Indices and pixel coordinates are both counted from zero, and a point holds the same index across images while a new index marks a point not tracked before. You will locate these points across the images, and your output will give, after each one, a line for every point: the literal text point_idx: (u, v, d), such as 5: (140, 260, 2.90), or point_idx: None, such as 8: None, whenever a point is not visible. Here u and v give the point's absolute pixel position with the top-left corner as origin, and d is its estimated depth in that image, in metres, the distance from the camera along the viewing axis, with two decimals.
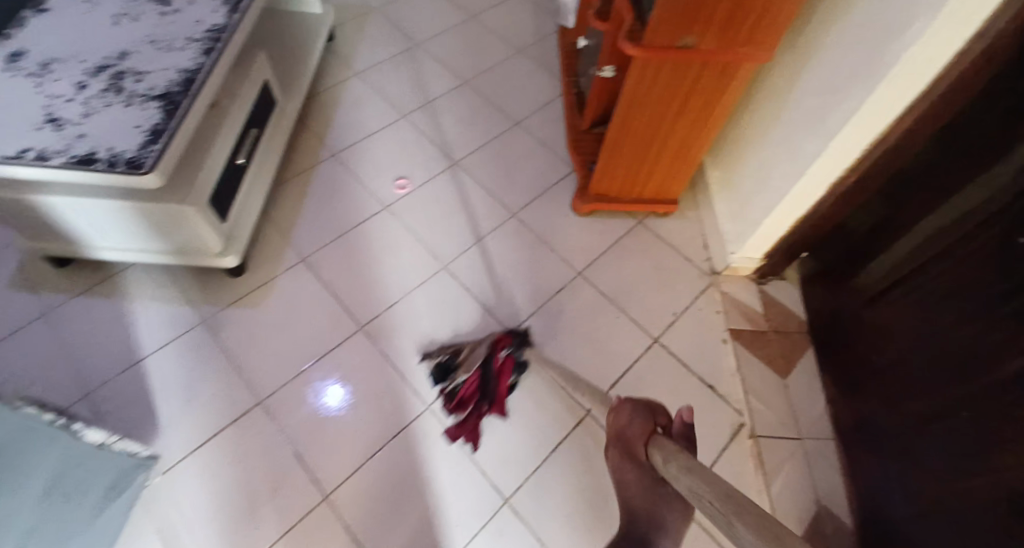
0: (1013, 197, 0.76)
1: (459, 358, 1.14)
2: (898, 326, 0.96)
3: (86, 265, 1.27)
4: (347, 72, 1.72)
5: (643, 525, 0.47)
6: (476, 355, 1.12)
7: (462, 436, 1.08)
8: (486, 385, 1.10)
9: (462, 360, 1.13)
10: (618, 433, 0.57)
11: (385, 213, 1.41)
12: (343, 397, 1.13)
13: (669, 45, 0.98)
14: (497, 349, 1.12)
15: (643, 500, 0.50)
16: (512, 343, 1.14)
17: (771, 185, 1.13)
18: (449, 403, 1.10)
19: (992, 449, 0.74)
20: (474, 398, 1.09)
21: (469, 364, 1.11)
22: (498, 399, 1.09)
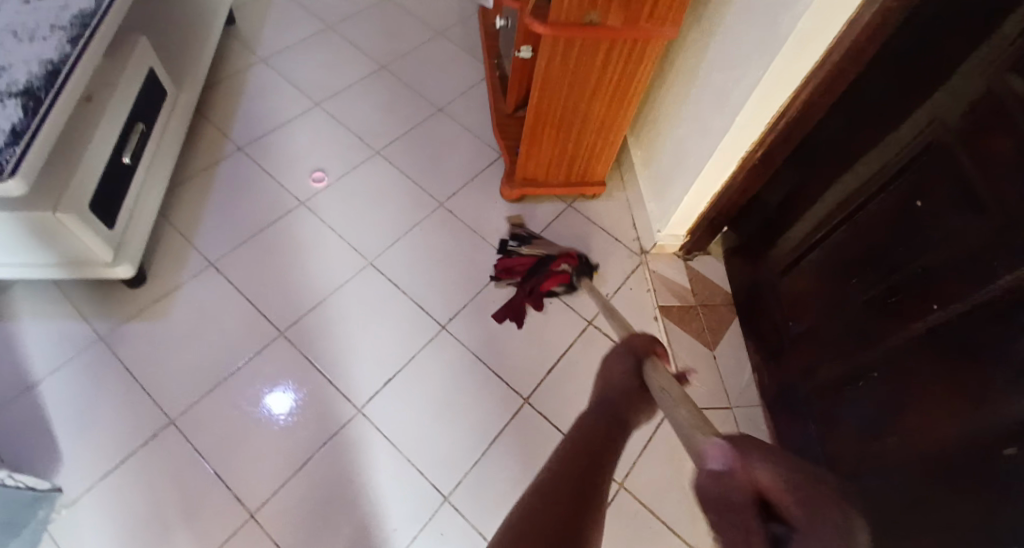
0: (908, 165, 0.81)
1: (529, 245, 1.29)
2: (811, 293, 1.00)
3: None
4: (252, 58, 1.59)
5: (613, 407, 0.52)
6: (546, 252, 1.28)
7: (504, 308, 1.22)
8: (537, 277, 1.24)
9: (538, 246, 1.29)
10: (628, 344, 0.59)
11: (303, 209, 1.32)
12: (293, 403, 1.07)
13: (577, 22, 0.96)
14: (564, 259, 1.26)
15: (620, 394, 0.54)
16: (577, 261, 1.28)
17: (688, 162, 1.15)
18: (503, 272, 1.26)
19: (903, 404, 0.78)
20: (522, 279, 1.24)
21: (538, 250, 1.28)
22: (539, 291, 1.23)
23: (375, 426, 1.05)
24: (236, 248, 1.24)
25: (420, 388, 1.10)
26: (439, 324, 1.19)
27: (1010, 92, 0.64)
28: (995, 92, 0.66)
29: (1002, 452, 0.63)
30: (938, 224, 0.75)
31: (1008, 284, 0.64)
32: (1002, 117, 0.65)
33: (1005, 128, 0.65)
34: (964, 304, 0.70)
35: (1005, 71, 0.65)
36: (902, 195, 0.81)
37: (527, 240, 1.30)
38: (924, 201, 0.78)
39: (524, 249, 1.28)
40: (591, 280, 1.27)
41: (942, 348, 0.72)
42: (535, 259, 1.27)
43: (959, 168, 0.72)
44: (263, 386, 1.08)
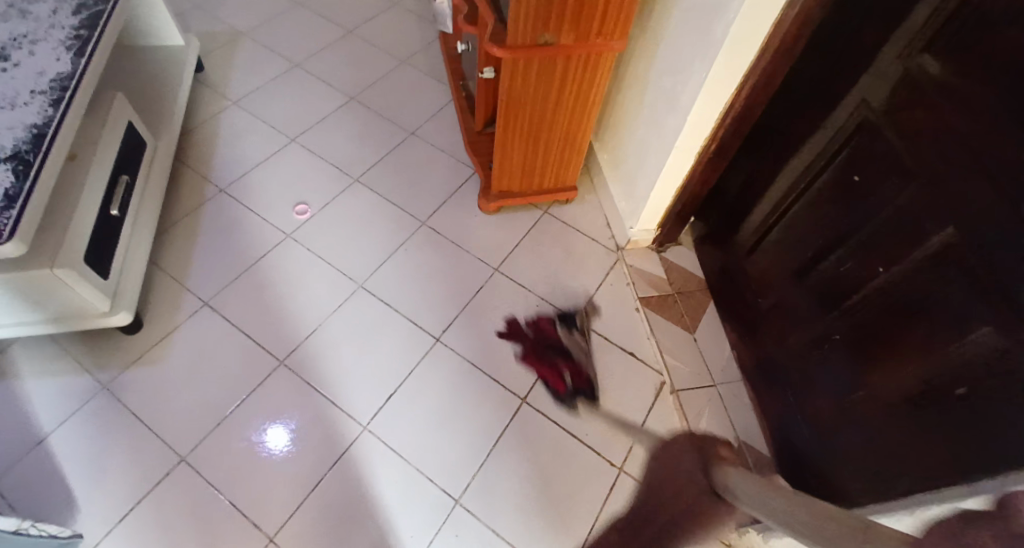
0: (843, 144, 0.89)
1: (576, 335, 1.25)
2: (775, 269, 1.08)
3: None
4: (225, 102, 1.64)
5: None
6: (578, 352, 1.23)
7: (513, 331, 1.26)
8: (548, 359, 1.22)
9: (580, 342, 1.25)
10: None
11: (289, 241, 1.37)
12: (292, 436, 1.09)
13: (532, 44, 1.04)
14: (575, 371, 1.20)
15: None
16: (576, 387, 1.18)
17: (649, 161, 1.22)
18: (539, 318, 1.28)
19: (866, 361, 0.85)
20: (545, 346, 1.23)
21: (573, 343, 1.24)
22: (530, 352, 1.23)
23: (382, 442, 1.09)
24: (227, 286, 1.28)
25: (421, 400, 1.15)
26: (433, 337, 1.24)
27: (925, 73, 0.72)
28: (913, 72, 0.74)
29: (954, 392, 0.70)
30: (876, 194, 0.82)
31: (940, 241, 0.72)
32: (921, 95, 0.73)
33: (923, 105, 0.73)
34: (905, 264, 0.77)
35: (920, 52, 0.73)
36: (843, 171, 0.89)
37: (582, 330, 1.26)
38: (861, 175, 0.85)
39: (568, 333, 1.26)
40: (560, 404, 1.16)
41: (893, 305, 0.80)
42: (566, 348, 1.23)
43: (887, 143, 0.80)
44: (270, 416, 1.11)
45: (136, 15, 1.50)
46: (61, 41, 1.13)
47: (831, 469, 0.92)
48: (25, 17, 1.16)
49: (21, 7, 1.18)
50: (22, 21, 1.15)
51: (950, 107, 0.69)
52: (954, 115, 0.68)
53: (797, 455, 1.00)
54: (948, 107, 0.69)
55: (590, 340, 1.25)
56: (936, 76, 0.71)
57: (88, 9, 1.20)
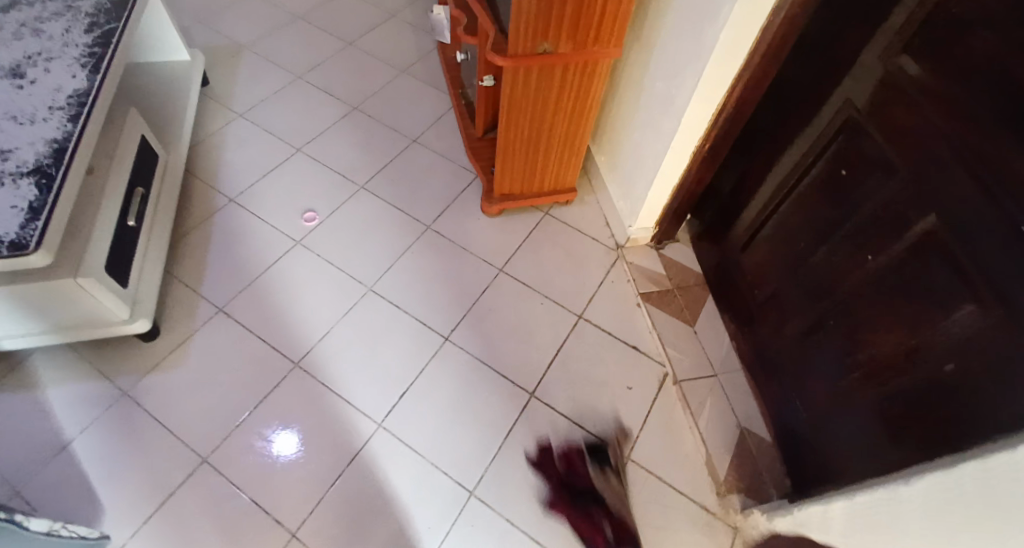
0: (829, 140, 0.94)
1: (611, 479, 1.09)
2: (769, 261, 1.13)
3: None
4: (230, 114, 1.68)
5: None
6: (610, 497, 1.07)
7: (539, 463, 1.11)
8: (580, 508, 1.06)
9: (613, 484, 1.09)
10: None
11: (298, 248, 1.40)
12: (298, 444, 1.11)
13: (532, 53, 1.09)
14: (612, 525, 1.04)
15: None
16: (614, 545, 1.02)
17: (646, 162, 1.27)
18: (568, 451, 1.13)
19: (858, 344, 0.90)
20: (576, 490, 1.08)
21: (608, 488, 1.08)
22: (559, 497, 1.07)
23: (397, 438, 1.13)
24: (240, 293, 1.31)
25: (433, 398, 1.18)
26: (442, 337, 1.28)
27: (904, 73, 0.78)
28: (893, 72, 0.79)
29: (943, 369, 0.74)
30: (863, 186, 0.87)
31: (923, 228, 0.77)
32: (902, 93, 0.78)
33: (904, 102, 0.78)
34: (892, 252, 0.82)
35: (900, 53, 0.78)
36: (831, 166, 0.94)
37: (616, 467, 1.11)
38: (848, 169, 0.91)
39: (600, 474, 1.09)
40: None
41: (882, 290, 0.84)
42: (597, 494, 1.08)
43: (872, 138, 0.85)
44: (283, 420, 1.14)
45: (144, 32, 1.54)
46: (76, 59, 1.16)
47: (827, 450, 0.97)
48: (40, 36, 1.20)
49: (35, 26, 1.21)
50: (37, 39, 1.19)
51: (928, 104, 0.74)
52: (933, 111, 0.74)
53: (796, 438, 1.04)
54: (926, 104, 0.74)
55: (625, 484, 1.09)
56: (915, 76, 0.76)
57: (101, 27, 1.24)
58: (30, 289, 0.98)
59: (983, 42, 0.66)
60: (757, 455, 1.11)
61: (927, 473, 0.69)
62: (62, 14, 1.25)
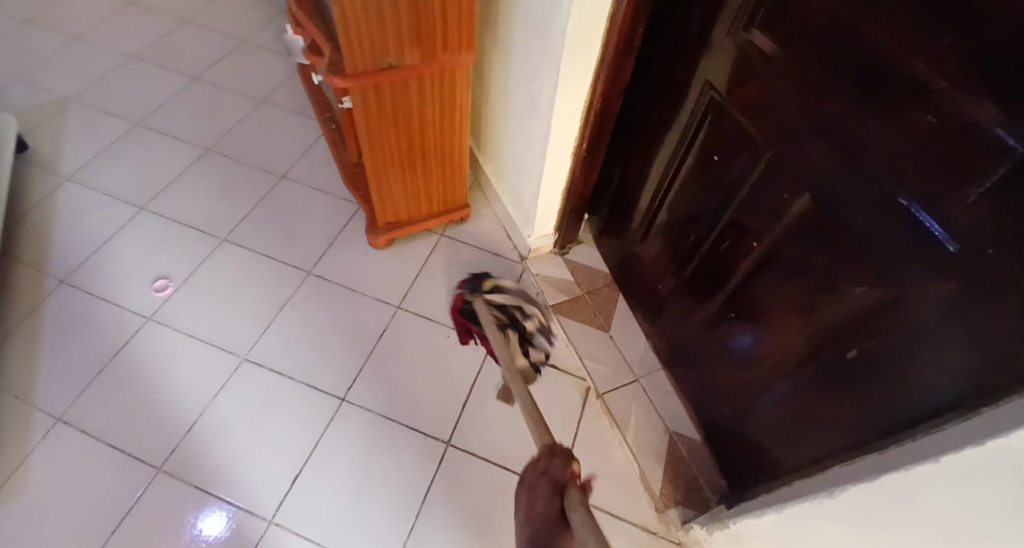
0: (696, 126, 0.89)
1: None
2: (667, 255, 1.07)
3: None
4: (55, 179, 1.43)
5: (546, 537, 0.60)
6: None
7: None
8: None
9: None
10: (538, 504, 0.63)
11: (152, 324, 1.20)
12: (227, 519, 0.97)
13: (374, 70, 0.96)
14: None
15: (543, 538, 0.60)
16: None
17: (529, 169, 1.18)
18: None
19: (761, 337, 0.85)
20: None
21: None
22: None
23: (295, 531, 0.97)
24: (83, 392, 1.10)
25: (334, 473, 1.03)
26: (339, 397, 1.13)
27: (754, 47, 0.73)
28: (744, 47, 0.74)
29: (847, 356, 0.69)
30: (736, 171, 0.83)
31: (799, 209, 0.72)
32: (755, 70, 0.74)
33: (759, 77, 0.74)
34: (774, 235, 0.77)
35: (745, 28, 0.74)
36: (704, 151, 0.89)
37: None
38: (718, 154, 0.86)
39: None
40: None
41: (774, 276, 0.80)
42: None
43: (736, 120, 0.80)
44: (209, 491, 1.00)
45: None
46: None
47: (750, 448, 0.91)
48: None
49: None
50: None
51: (780, 77, 0.70)
52: (787, 84, 0.69)
53: (722, 435, 0.99)
54: (779, 78, 0.70)
55: None
56: (765, 48, 0.71)
57: None
58: None
59: (819, 3, 0.62)
60: (689, 459, 1.05)
61: (846, 486, 0.62)
62: None
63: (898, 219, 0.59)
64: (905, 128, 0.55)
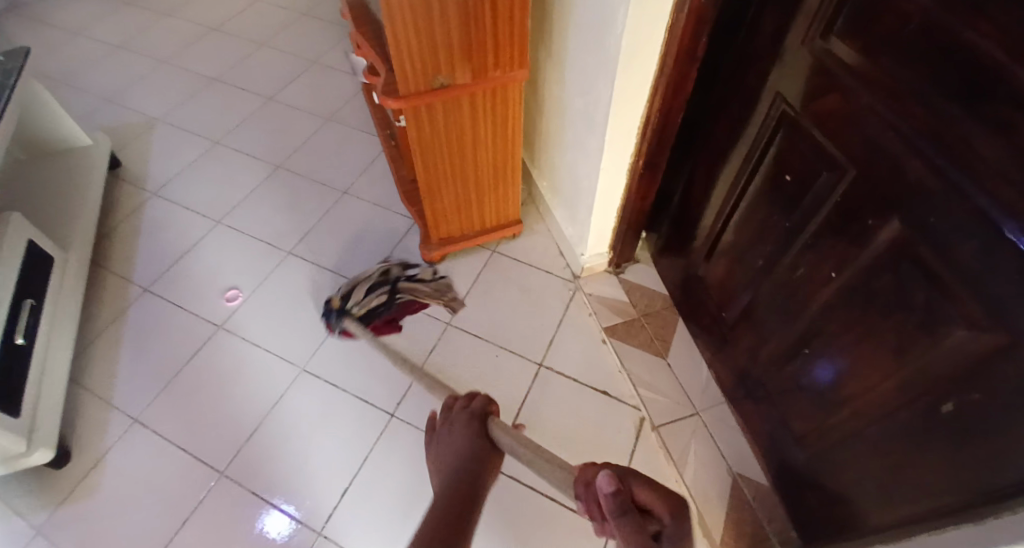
0: (768, 142, 0.82)
1: None
2: (732, 279, 1.00)
3: None
4: (143, 194, 1.55)
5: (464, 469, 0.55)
6: None
7: None
8: None
9: None
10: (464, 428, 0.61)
11: (221, 332, 1.26)
12: (283, 521, 1.01)
13: (427, 90, 0.96)
14: None
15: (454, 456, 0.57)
16: None
17: (582, 186, 1.14)
18: None
19: (842, 378, 0.76)
20: None
21: None
22: None
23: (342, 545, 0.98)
24: (158, 395, 1.17)
25: (381, 489, 1.03)
26: (388, 412, 1.13)
27: (834, 57, 0.65)
28: (822, 56, 0.67)
29: (942, 409, 0.60)
30: (812, 192, 0.75)
31: (889, 238, 0.63)
32: (834, 81, 0.66)
33: (838, 90, 0.66)
34: (858, 266, 0.69)
35: (823, 37, 0.67)
36: (776, 168, 0.82)
37: None
38: (793, 174, 0.78)
39: None
40: None
41: (855, 308, 0.71)
42: None
43: (812, 136, 0.73)
44: (266, 493, 1.04)
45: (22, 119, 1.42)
46: None
47: (829, 499, 0.82)
48: None
49: None
50: None
51: (864, 91, 0.62)
52: (872, 97, 0.61)
53: (794, 479, 0.90)
54: (862, 89, 0.62)
55: None
56: (846, 57, 0.64)
57: None
58: None
59: (913, 5, 0.54)
60: (757, 505, 0.97)
61: None
62: None
63: (1008, 257, 0.50)
64: (1014, 146, 0.47)
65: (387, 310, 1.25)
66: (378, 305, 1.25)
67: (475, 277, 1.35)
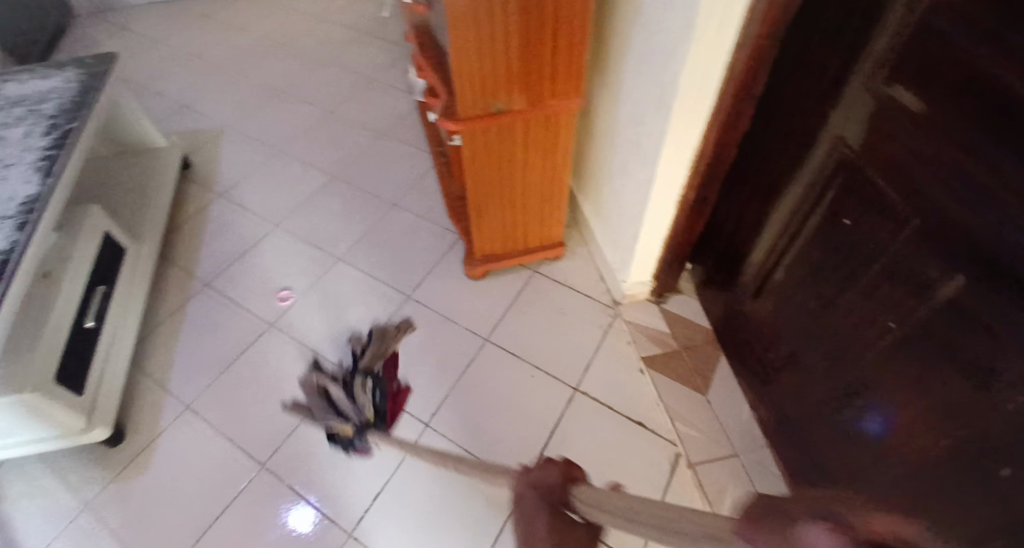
0: (825, 183, 0.80)
1: None
2: (780, 318, 0.97)
3: None
4: (210, 195, 1.66)
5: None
6: None
7: None
8: None
9: None
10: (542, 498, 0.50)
11: (271, 330, 1.32)
12: (314, 519, 1.03)
13: (484, 114, 0.99)
14: None
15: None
16: None
17: (629, 213, 1.14)
18: None
19: (891, 429, 0.73)
20: None
21: None
22: None
23: None
24: (208, 386, 1.23)
25: (411, 498, 1.05)
26: (422, 422, 1.15)
27: (898, 103, 0.64)
28: (885, 102, 0.66)
29: (997, 472, 0.57)
30: (870, 237, 0.73)
31: (951, 291, 0.61)
32: (898, 127, 0.65)
33: (902, 137, 0.65)
34: (915, 317, 0.67)
35: (887, 83, 0.66)
36: (833, 210, 0.80)
37: None
38: (850, 217, 0.77)
39: None
40: None
41: (910, 360, 0.68)
42: None
43: (873, 180, 0.71)
44: (301, 490, 1.07)
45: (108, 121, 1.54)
46: (32, 163, 1.17)
47: None
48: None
49: None
50: None
51: (929, 139, 0.61)
52: (938, 147, 0.60)
53: None
54: (928, 137, 0.61)
55: None
56: (909, 103, 0.63)
57: (60, 128, 1.25)
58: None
59: (978, 58, 0.53)
60: None
61: None
62: (24, 117, 1.28)
63: None
64: None
65: (383, 391, 1.06)
66: (374, 394, 1.04)
67: (515, 296, 1.36)
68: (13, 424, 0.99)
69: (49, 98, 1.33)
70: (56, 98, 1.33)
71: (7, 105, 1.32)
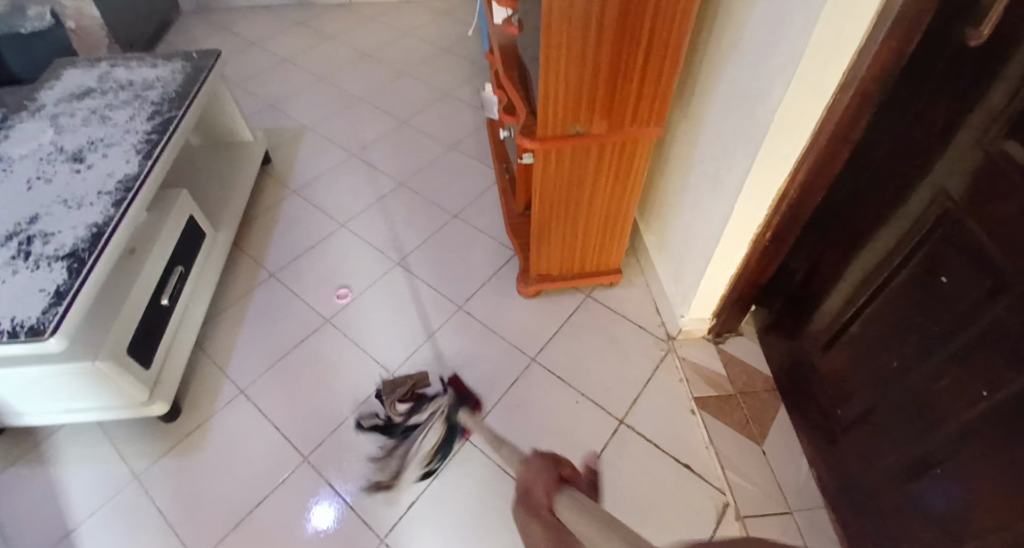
0: (920, 236, 0.76)
1: None
2: (854, 374, 0.91)
3: (27, 431, 1.21)
4: (284, 190, 1.74)
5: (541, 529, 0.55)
6: None
7: None
8: None
9: None
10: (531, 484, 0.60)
11: (327, 325, 1.36)
12: (335, 515, 1.05)
13: (563, 136, 1.00)
14: None
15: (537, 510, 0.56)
16: None
17: (697, 248, 1.11)
18: None
19: (976, 509, 0.67)
20: None
21: None
22: None
23: None
24: (264, 372, 1.28)
25: (447, 510, 1.04)
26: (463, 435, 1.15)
27: (1009, 158, 0.61)
28: (996, 157, 0.62)
29: None
30: (968, 299, 0.68)
31: None
32: (1007, 184, 0.61)
33: (1011, 195, 0.61)
34: (1012, 388, 0.61)
35: (1001, 137, 0.62)
36: (928, 265, 0.75)
37: None
38: (946, 275, 0.72)
39: None
40: None
41: (1002, 439, 0.63)
42: None
43: (976, 239, 0.67)
44: (335, 485, 1.09)
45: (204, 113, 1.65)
46: (133, 145, 1.27)
47: None
48: (106, 123, 1.33)
49: (103, 114, 1.36)
50: (103, 126, 1.33)
51: None
52: None
53: None
54: None
55: None
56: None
57: (161, 115, 1.36)
58: (69, 376, 1.01)
59: None
60: None
61: None
62: (130, 102, 1.39)
63: None
64: None
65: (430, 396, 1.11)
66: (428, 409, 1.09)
67: (567, 318, 1.35)
68: (83, 391, 1.05)
69: (153, 86, 1.44)
70: (160, 87, 1.44)
71: (116, 89, 1.44)
